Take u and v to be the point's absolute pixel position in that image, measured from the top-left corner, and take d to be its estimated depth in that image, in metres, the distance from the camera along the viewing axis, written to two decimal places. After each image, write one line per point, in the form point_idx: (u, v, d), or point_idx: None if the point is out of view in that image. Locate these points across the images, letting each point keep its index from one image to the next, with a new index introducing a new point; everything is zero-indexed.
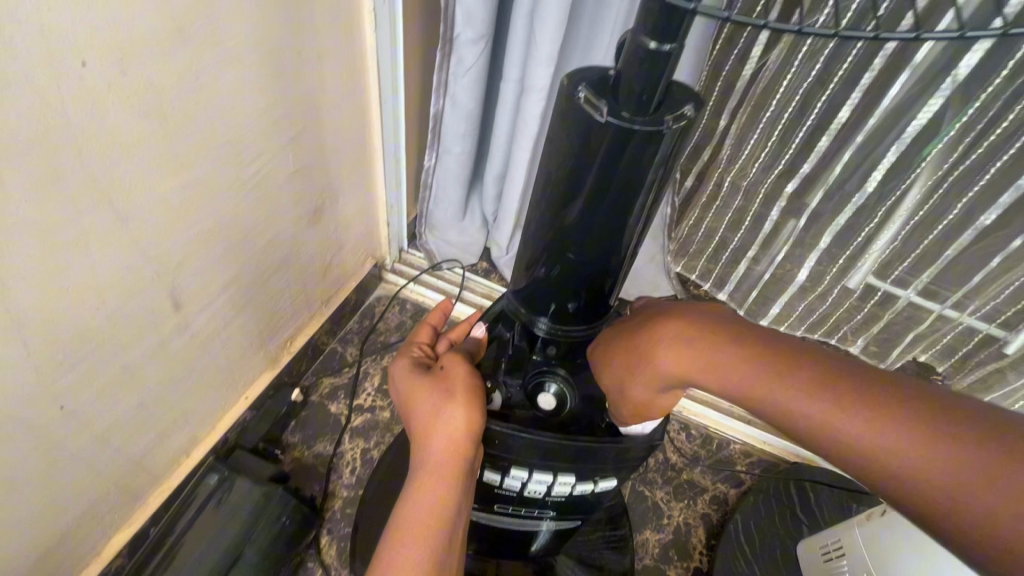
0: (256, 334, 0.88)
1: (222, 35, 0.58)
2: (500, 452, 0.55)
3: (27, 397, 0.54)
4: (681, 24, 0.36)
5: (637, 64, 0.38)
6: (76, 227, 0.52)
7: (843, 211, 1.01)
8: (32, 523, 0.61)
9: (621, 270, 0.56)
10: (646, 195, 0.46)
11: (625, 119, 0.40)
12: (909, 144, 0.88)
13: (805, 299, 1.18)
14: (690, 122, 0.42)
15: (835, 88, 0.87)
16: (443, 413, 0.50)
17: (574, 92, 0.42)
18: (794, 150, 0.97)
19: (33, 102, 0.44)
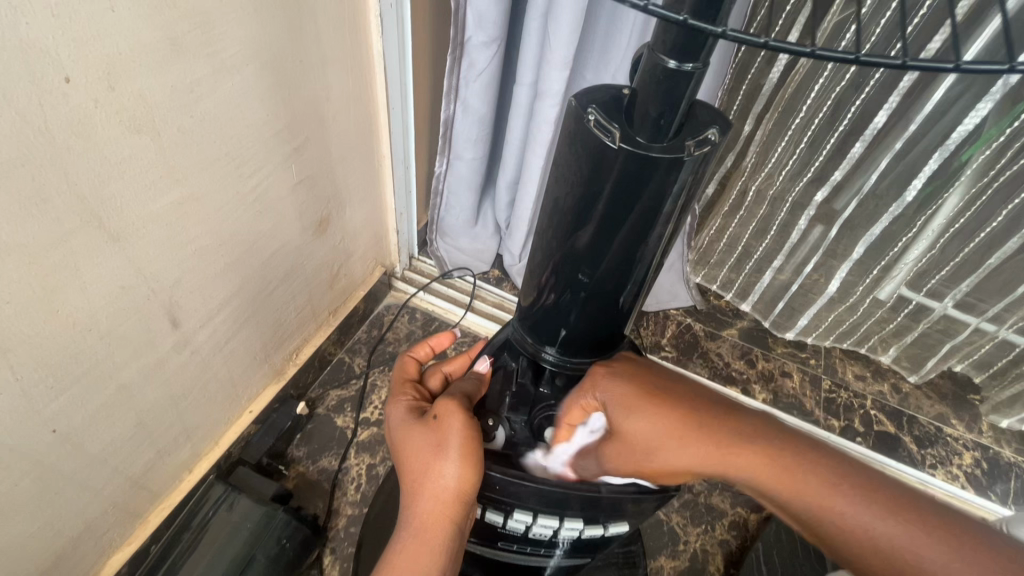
0: (260, 348, 0.86)
1: (218, 45, 0.56)
2: (500, 495, 0.52)
3: (16, 423, 0.52)
4: (705, 42, 0.32)
5: (655, 84, 0.35)
6: (64, 248, 0.49)
7: (878, 221, 0.94)
8: (27, 547, 0.59)
9: (637, 298, 0.51)
10: (662, 226, 0.42)
11: (641, 145, 0.37)
12: (953, 151, 0.81)
13: (833, 312, 1.12)
14: (713, 148, 0.38)
15: (870, 92, 0.81)
16: (432, 469, 0.46)
17: (584, 114, 0.39)
18: (825, 158, 0.91)
19: (12, 122, 0.42)
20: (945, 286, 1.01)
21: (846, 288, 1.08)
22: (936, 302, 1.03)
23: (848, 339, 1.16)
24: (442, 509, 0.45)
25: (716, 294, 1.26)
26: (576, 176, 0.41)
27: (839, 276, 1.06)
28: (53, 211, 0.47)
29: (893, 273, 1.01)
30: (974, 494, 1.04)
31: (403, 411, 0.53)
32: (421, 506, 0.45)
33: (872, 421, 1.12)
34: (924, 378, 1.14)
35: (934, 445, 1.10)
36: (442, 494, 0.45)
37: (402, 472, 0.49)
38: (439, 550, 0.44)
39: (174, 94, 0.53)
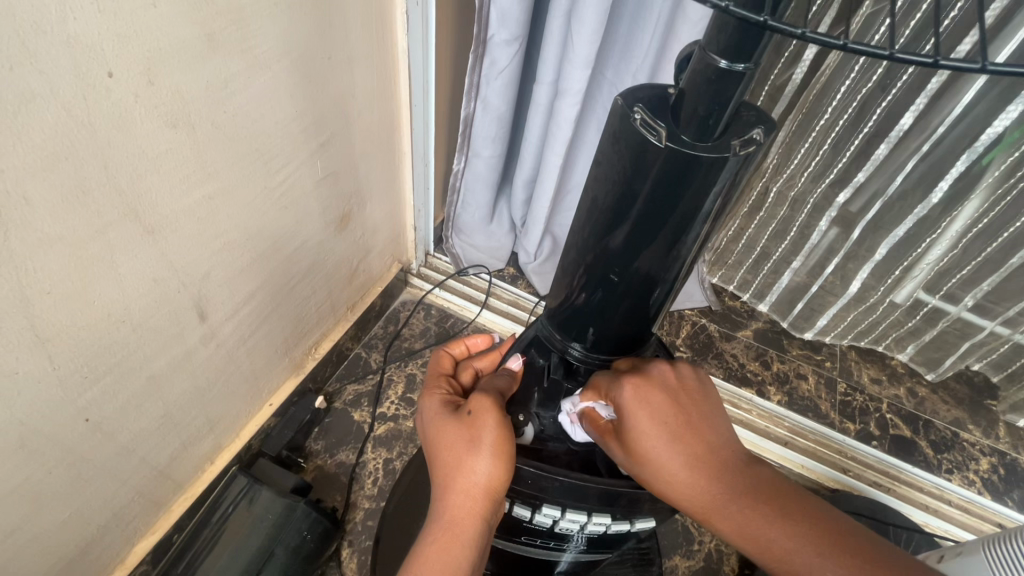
0: (281, 341, 0.87)
1: (253, 41, 0.56)
2: (528, 489, 0.52)
3: (51, 412, 0.53)
4: (759, 42, 0.32)
5: (704, 83, 0.35)
6: (101, 242, 0.50)
7: (900, 223, 0.94)
8: (57, 535, 0.60)
9: (668, 295, 0.51)
10: (700, 227, 0.42)
11: (686, 144, 0.37)
12: (981, 153, 0.81)
13: (851, 313, 1.12)
14: (758, 147, 0.38)
15: (897, 94, 0.80)
16: (464, 467, 0.46)
17: (629, 112, 0.39)
18: (847, 160, 0.90)
19: (57, 115, 0.42)
20: (963, 288, 1.00)
21: (865, 289, 1.07)
22: (953, 305, 1.03)
23: (865, 339, 1.16)
24: (473, 506, 0.45)
25: (731, 295, 1.26)
26: (614, 175, 0.42)
27: (859, 278, 1.06)
28: (93, 204, 0.48)
29: (912, 275, 1.01)
30: (990, 498, 1.04)
31: (435, 404, 0.54)
32: (452, 502, 0.46)
33: (888, 424, 1.11)
34: (940, 376, 1.14)
35: (950, 449, 1.10)
36: (473, 492, 0.46)
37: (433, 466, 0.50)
38: (472, 542, 0.45)
39: (209, 89, 0.53)
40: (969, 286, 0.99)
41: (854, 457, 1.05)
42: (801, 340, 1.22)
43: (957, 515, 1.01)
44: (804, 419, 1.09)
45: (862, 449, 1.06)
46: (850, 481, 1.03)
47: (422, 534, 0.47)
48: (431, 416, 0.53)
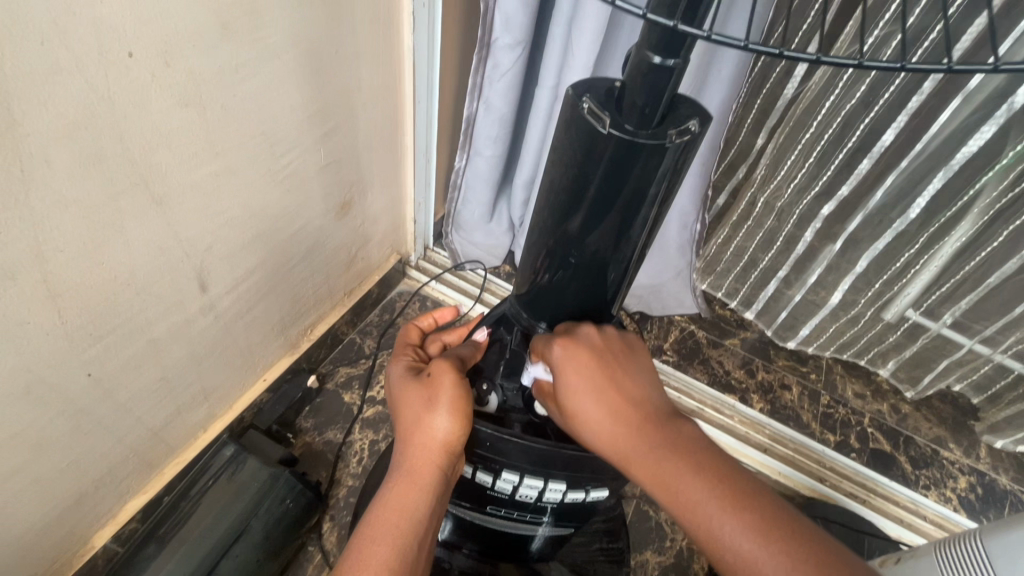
0: (277, 320, 0.91)
1: (263, 30, 0.60)
2: (486, 453, 0.56)
3: (55, 364, 0.57)
4: (684, 41, 0.36)
5: (640, 77, 0.38)
6: (112, 208, 0.54)
7: (882, 236, 0.96)
8: (55, 482, 0.64)
9: (625, 278, 0.55)
10: (648, 211, 0.46)
11: (628, 132, 0.40)
12: (958, 172, 0.83)
13: (835, 324, 1.14)
14: (694, 138, 0.41)
15: (879, 111, 0.83)
16: (424, 420, 0.50)
17: (578, 102, 0.42)
18: (832, 173, 0.93)
19: (79, 88, 0.46)
20: (944, 304, 1.02)
21: (847, 301, 1.10)
22: (933, 322, 1.06)
23: (847, 351, 1.18)
24: (431, 456, 0.50)
25: (721, 303, 1.29)
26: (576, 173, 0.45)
27: (842, 289, 1.08)
28: (107, 170, 0.52)
29: (895, 289, 1.03)
30: (965, 516, 1.05)
31: (401, 369, 0.58)
32: (411, 454, 0.50)
33: (868, 437, 1.13)
34: (921, 393, 1.16)
35: (928, 466, 1.11)
36: (432, 442, 0.50)
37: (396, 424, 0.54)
38: (430, 490, 0.49)
39: (220, 73, 0.58)
40: (948, 302, 1.02)
41: (831, 466, 1.07)
42: (787, 351, 1.24)
43: (930, 530, 1.02)
44: (784, 427, 1.11)
45: (839, 459, 1.08)
46: (828, 489, 1.05)
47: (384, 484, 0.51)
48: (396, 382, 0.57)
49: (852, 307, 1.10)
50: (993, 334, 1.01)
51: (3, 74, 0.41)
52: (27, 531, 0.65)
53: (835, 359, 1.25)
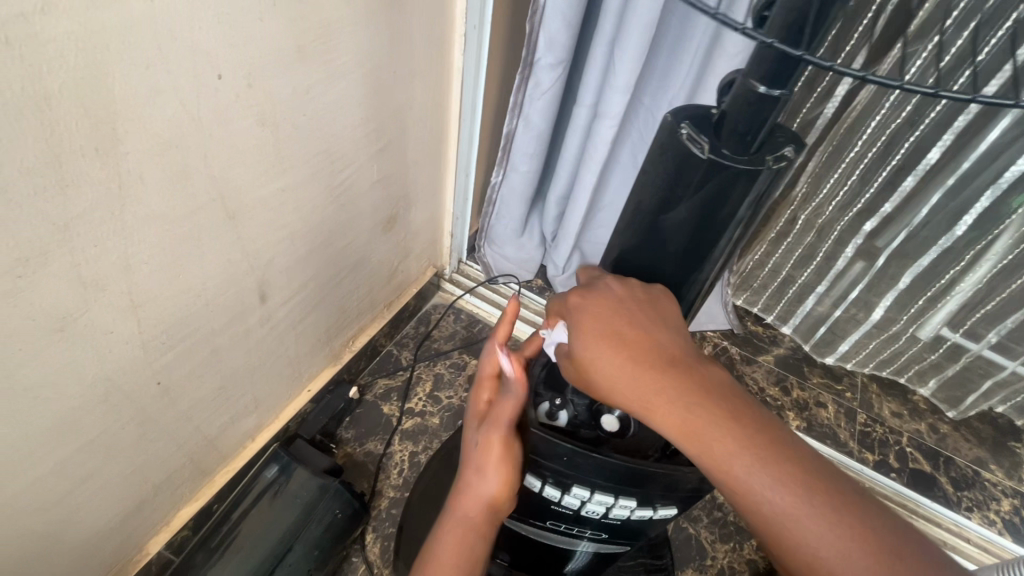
0: (323, 332, 0.92)
1: (333, 53, 0.63)
2: (542, 460, 0.56)
3: (129, 372, 0.58)
4: (794, 71, 0.39)
5: (747, 104, 0.41)
6: (191, 223, 0.56)
7: (926, 253, 0.96)
8: (120, 488, 0.66)
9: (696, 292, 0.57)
10: (733, 230, 0.49)
11: (726, 157, 0.44)
12: (1006, 191, 0.83)
13: (875, 339, 1.13)
14: (790, 163, 0.44)
15: (925, 130, 0.84)
16: (487, 468, 0.53)
17: (676, 127, 0.45)
18: (875, 191, 0.94)
19: (174, 110, 0.48)
20: (987, 325, 1.01)
21: (887, 319, 1.10)
22: (974, 343, 1.05)
23: (887, 369, 1.17)
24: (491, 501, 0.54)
25: (754, 320, 1.29)
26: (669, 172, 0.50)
27: (884, 304, 1.08)
28: (190, 187, 0.54)
29: (937, 306, 1.03)
30: (1011, 540, 1.03)
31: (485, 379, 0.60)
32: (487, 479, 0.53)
33: (907, 457, 1.12)
34: (963, 414, 1.14)
35: (971, 488, 1.09)
36: (492, 490, 0.53)
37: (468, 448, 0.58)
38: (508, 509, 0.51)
39: (293, 94, 0.60)
40: (993, 322, 1.00)
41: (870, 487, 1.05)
42: (822, 370, 1.23)
43: (975, 553, 1.00)
44: (822, 446, 1.10)
45: (880, 479, 1.06)
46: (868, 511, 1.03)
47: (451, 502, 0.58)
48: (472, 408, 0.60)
49: (892, 324, 1.10)
50: None
51: (112, 99, 0.43)
52: (90, 537, 0.66)
53: (870, 378, 1.24)
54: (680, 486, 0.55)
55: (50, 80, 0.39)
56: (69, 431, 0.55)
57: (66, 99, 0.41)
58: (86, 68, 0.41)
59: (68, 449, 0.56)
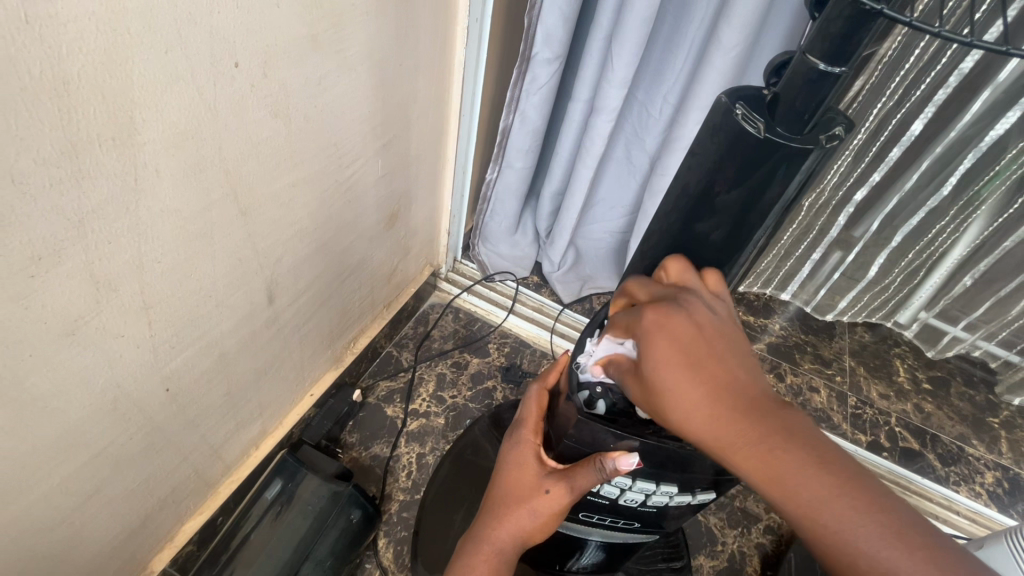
0: (327, 333, 0.90)
1: (348, 43, 0.61)
2: (574, 443, 0.56)
3: (139, 378, 0.55)
4: (857, 48, 0.42)
5: (807, 83, 0.44)
6: (201, 220, 0.53)
7: (916, 213, 1.07)
8: (128, 501, 0.62)
9: (729, 276, 0.60)
10: (778, 211, 0.52)
11: (782, 136, 0.47)
12: (985, 152, 0.94)
13: (869, 291, 1.25)
14: (841, 141, 0.48)
15: (910, 106, 0.90)
16: (548, 491, 0.55)
17: (732, 108, 0.49)
18: (865, 165, 1.01)
19: (189, 99, 0.46)
20: (965, 267, 1.14)
21: (883, 274, 1.20)
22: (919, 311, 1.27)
23: (878, 315, 1.31)
24: (540, 524, 0.56)
25: (745, 311, 1.33)
26: (711, 154, 0.51)
27: (879, 260, 1.18)
28: (205, 181, 0.51)
29: (926, 257, 1.14)
30: (998, 510, 1.07)
31: (543, 401, 0.61)
32: (539, 498, 0.55)
33: (898, 437, 1.16)
34: (941, 352, 1.29)
35: (957, 462, 1.14)
36: (547, 515, 0.55)
37: (515, 465, 0.59)
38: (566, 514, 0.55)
39: (305, 86, 0.58)
40: (967, 266, 1.14)
41: (866, 466, 1.08)
42: (811, 356, 1.27)
43: (965, 525, 1.04)
44: (818, 428, 1.12)
45: (874, 458, 1.09)
46: None
47: (487, 517, 0.58)
48: (516, 435, 0.62)
49: (883, 278, 1.21)
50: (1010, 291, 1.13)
51: (131, 83, 0.41)
52: (94, 557, 0.62)
53: (857, 361, 1.29)
54: (710, 475, 0.56)
55: (71, 62, 0.37)
56: (76, 443, 0.52)
57: (84, 83, 0.38)
58: (103, 50, 0.38)
59: (73, 464, 0.52)
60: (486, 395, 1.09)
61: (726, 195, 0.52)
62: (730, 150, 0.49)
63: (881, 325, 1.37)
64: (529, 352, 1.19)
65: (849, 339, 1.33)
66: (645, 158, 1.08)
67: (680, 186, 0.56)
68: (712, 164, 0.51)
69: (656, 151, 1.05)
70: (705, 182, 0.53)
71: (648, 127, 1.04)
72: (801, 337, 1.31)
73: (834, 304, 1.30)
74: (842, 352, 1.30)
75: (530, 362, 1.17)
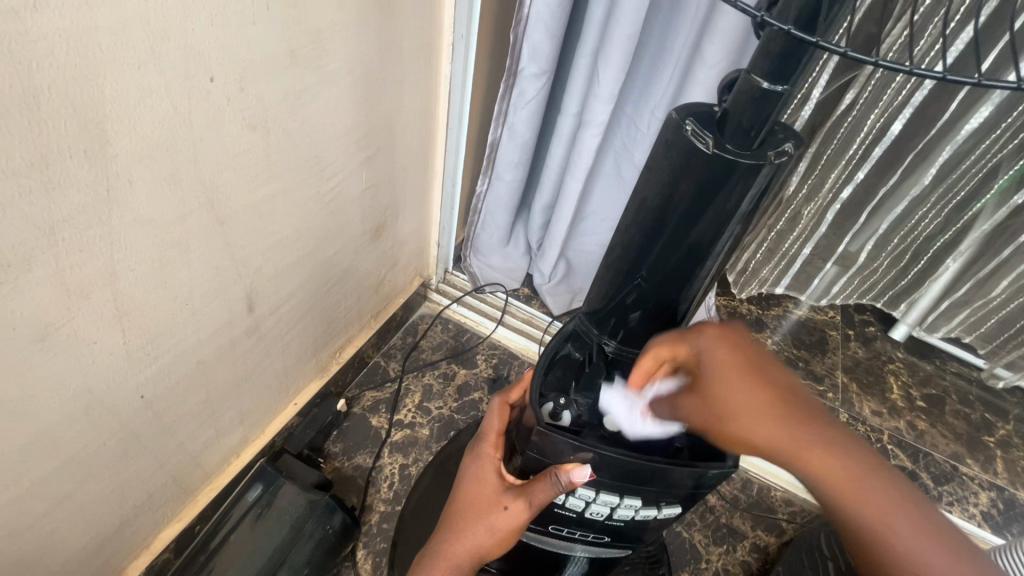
0: (311, 343, 0.91)
1: (334, 52, 0.63)
2: (537, 454, 0.55)
3: (112, 384, 0.56)
4: (795, 68, 0.43)
5: (751, 101, 0.45)
6: (176, 231, 0.54)
7: (900, 202, 1.09)
8: (103, 505, 0.63)
9: (698, 287, 0.60)
10: (736, 225, 0.53)
11: (731, 151, 0.48)
12: (964, 143, 0.97)
13: (855, 275, 1.26)
14: (789, 158, 0.48)
15: (887, 113, 0.94)
16: (506, 507, 0.54)
17: (682, 124, 0.50)
18: (850, 166, 1.03)
19: (164, 112, 0.47)
20: (947, 249, 1.17)
21: (869, 259, 1.22)
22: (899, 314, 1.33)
23: (867, 296, 1.32)
24: (498, 540, 0.55)
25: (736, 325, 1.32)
26: (671, 167, 0.52)
27: (868, 246, 1.19)
28: (180, 192, 0.53)
29: (909, 241, 1.16)
30: (991, 531, 1.06)
31: (503, 415, 0.61)
32: (496, 515, 0.54)
33: (889, 455, 1.14)
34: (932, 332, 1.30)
35: (950, 481, 1.12)
36: (504, 531, 0.54)
37: (474, 479, 0.58)
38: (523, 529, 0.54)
39: (284, 100, 0.59)
40: (949, 249, 1.17)
41: None
42: (803, 371, 1.26)
43: None
44: None
45: None
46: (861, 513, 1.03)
47: (445, 531, 0.57)
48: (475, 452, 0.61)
49: (873, 263, 1.22)
50: (992, 271, 1.14)
51: (103, 97, 0.42)
52: (65, 563, 0.62)
53: (849, 378, 1.27)
54: (676, 488, 0.56)
55: (42, 77, 0.38)
56: (46, 448, 0.52)
57: (54, 96, 0.39)
58: (76, 67, 0.40)
59: (42, 469, 0.53)
60: (472, 406, 1.09)
61: (689, 207, 0.52)
62: (685, 165, 0.50)
63: (876, 342, 1.36)
64: (517, 364, 1.20)
65: (842, 355, 1.32)
66: (634, 172, 1.08)
67: (640, 201, 0.57)
68: (671, 178, 0.52)
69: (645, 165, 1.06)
70: (667, 195, 0.53)
71: (637, 142, 1.04)
72: (793, 352, 1.30)
73: (827, 289, 1.30)
74: (833, 366, 1.29)
75: (517, 373, 1.18)
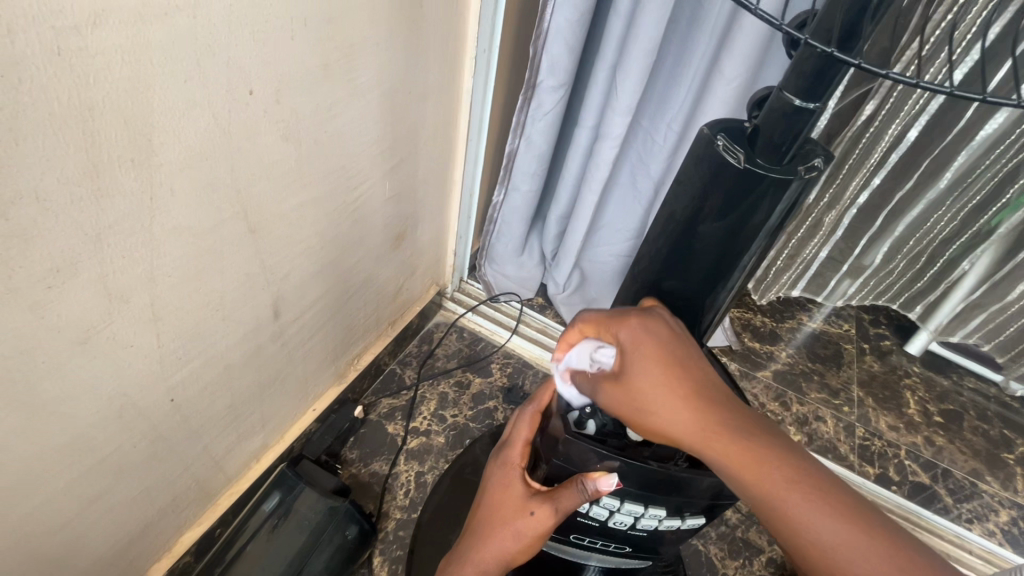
0: (332, 349, 0.92)
1: (369, 59, 0.66)
2: (563, 462, 0.57)
3: (145, 387, 0.57)
4: (827, 85, 0.44)
5: (783, 117, 0.46)
6: (211, 239, 0.56)
7: (914, 206, 1.10)
8: (132, 506, 0.64)
9: (720, 298, 0.61)
10: (763, 237, 0.53)
11: (762, 166, 0.48)
12: (980, 147, 0.98)
13: (870, 277, 1.25)
14: (819, 173, 0.49)
15: (903, 121, 0.95)
16: (534, 512, 0.54)
17: (714, 139, 0.50)
18: (866, 173, 1.04)
19: (206, 124, 0.49)
20: (962, 253, 1.17)
21: (885, 261, 1.22)
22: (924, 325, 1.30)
23: (883, 298, 1.30)
24: (524, 546, 0.55)
25: (751, 337, 1.32)
26: (696, 180, 0.52)
27: (883, 248, 1.19)
28: (218, 200, 0.54)
29: (925, 245, 1.16)
30: (1012, 550, 1.04)
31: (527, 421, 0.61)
32: (523, 521, 0.54)
33: (907, 470, 1.13)
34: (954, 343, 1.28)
35: (969, 498, 1.11)
36: (532, 536, 0.54)
37: (499, 486, 0.58)
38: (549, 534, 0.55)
39: (317, 112, 0.61)
40: (966, 251, 1.17)
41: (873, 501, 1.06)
42: (818, 384, 1.26)
43: (978, 564, 1.01)
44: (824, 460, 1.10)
45: (882, 491, 1.07)
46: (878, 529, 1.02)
47: (470, 540, 0.57)
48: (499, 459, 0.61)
49: (890, 263, 1.22)
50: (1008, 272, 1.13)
51: (152, 107, 0.44)
52: (92, 564, 0.63)
53: (866, 392, 1.26)
54: (700, 499, 0.56)
55: (99, 90, 0.40)
56: (84, 449, 0.54)
57: (108, 109, 0.41)
58: (130, 80, 0.42)
59: (79, 468, 0.54)
60: (487, 414, 1.10)
61: (716, 218, 0.53)
62: (712, 179, 0.51)
63: (891, 355, 1.36)
64: (531, 373, 1.20)
65: (858, 369, 1.31)
66: (649, 184, 1.09)
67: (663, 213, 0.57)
68: (698, 190, 0.53)
69: (661, 178, 1.07)
70: (694, 208, 0.54)
71: (653, 154, 1.05)
72: (808, 365, 1.29)
73: (843, 291, 1.30)
74: (849, 379, 1.28)
75: (532, 383, 1.18)
